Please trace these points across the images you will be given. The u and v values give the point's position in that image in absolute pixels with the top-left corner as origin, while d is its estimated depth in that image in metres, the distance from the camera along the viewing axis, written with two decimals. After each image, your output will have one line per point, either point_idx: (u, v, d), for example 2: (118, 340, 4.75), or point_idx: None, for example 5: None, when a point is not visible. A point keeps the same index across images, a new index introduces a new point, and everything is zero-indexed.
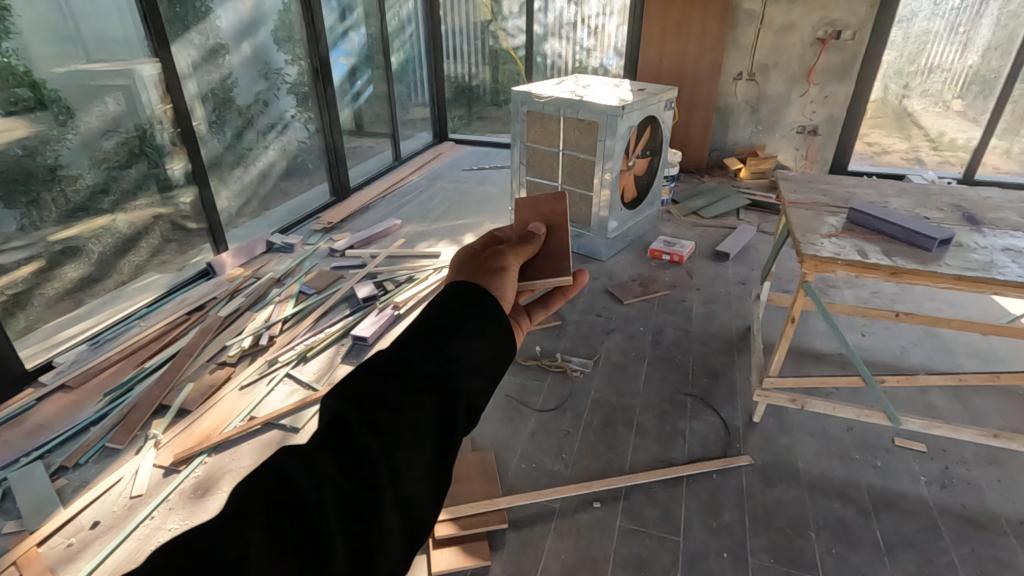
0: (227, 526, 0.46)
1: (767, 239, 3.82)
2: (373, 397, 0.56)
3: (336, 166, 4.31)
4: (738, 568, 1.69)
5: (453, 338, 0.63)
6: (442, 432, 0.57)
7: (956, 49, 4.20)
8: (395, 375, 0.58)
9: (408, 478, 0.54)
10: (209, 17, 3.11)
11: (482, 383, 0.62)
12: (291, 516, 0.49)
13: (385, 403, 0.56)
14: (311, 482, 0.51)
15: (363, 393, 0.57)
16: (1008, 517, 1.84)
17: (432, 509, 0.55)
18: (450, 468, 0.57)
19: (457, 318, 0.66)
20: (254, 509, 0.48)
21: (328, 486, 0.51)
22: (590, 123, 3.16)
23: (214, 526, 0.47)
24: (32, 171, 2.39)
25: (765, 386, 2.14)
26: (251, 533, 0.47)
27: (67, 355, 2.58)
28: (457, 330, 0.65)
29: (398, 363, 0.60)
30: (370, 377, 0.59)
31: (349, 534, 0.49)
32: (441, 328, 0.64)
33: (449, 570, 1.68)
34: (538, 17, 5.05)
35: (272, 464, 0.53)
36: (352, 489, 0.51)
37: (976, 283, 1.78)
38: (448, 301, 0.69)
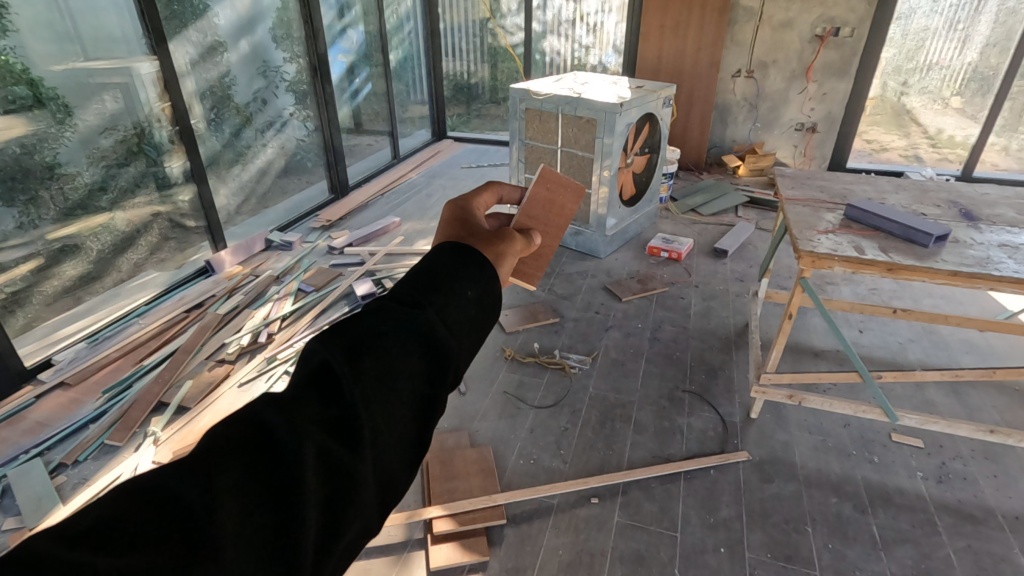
0: (201, 474, 0.44)
1: (765, 236, 3.83)
2: (362, 350, 0.54)
3: (335, 163, 4.31)
4: (736, 562, 1.70)
5: (449, 297, 0.61)
6: (427, 395, 0.56)
7: (954, 45, 4.20)
8: (386, 331, 0.56)
9: (387, 439, 0.53)
10: (207, 15, 3.10)
11: (470, 348, 0.61)
12: (268, 466, 0.46)
13: (373, 359, 0.54)
14: (291, 432, 0.48)
15: (351, 345, 0.54)
16: (1004, 512, 1.85)
17: (408, 471, 0.55)
18: (431, 431, 0.56)
19: (456, 277, 0.63)
20: (229, 456, 0.45)
21: (308, 439, 0.48)
22: (589, 120, 3.16)
23: (185, 472, 0.43)
24: (30, 168, 2.39)
25: (763, 382, 2.15)
26: (225, 483, 0.44)
27: (66, 354, 2.59)
28: (456, 291, 0.61)
29: (390, 316, 0.57)
30: (358, 328, 0.56)
31: (326, 489, 0.48)
32: (438, 286, 0.61)
33: (448, 566, 1.69)
34: (537, 15, 5.05)
35: (249, 408, 0.50)
36: (333, 446, 0.50)
37: (973, 279, 1.78)
38: (445, 260, 0.64)
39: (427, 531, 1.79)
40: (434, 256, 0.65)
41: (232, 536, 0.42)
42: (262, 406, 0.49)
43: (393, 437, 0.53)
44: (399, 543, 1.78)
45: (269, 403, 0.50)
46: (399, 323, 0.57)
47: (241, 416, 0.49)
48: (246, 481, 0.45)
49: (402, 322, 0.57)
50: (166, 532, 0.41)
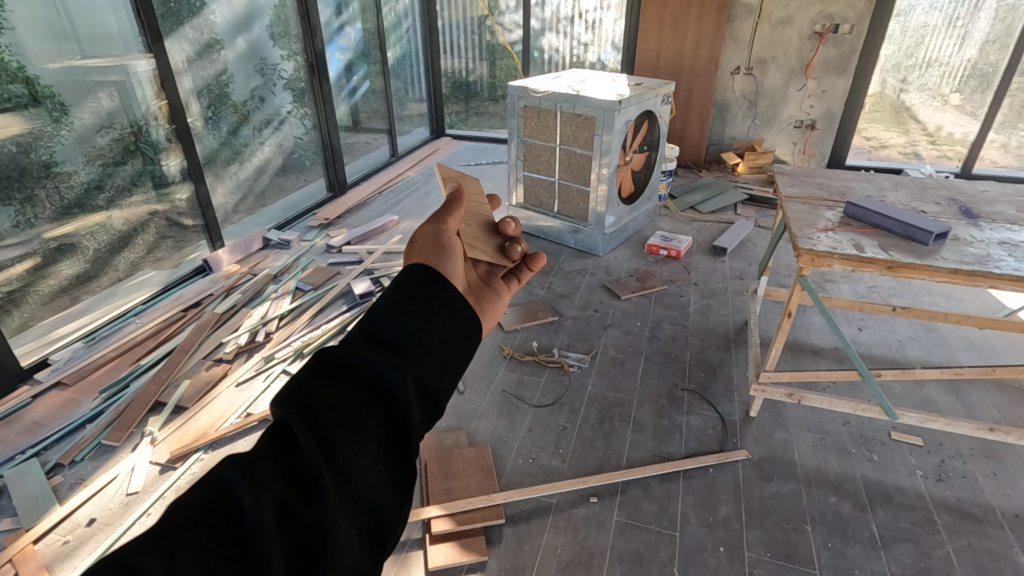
0: (159, 545, 0.42)
1: (764, 234, 3.82)
2: (317, 395, 0.54)
3: (333, 162, 4.29)
4: (735, 561, 1.70)
5: (405, 323, 0.61)
6: (397, 426, 0.56)
7: (954, 42, 4.18)
8: (339, 370, 0.56)
9: (360, 480, 0.52)
10: (204, 12, 3.08)
11: (436, 366, 0.61)
12: (226, 527, 0.45)
13: (328, 400, 0.54)
14: (250, 488, 0.47)
15: (305, 392, 0.54)
16: (1003, 510, 1.85)
17: (392, 504, 0.54)
18: (409, 460, 0.56)
19: (409, 301, 0.63)
20: (183, 522, 0.44)
21: (266, 491, 0.48)
22: (587, 117, 3.14)
23: (142, 544, 0.42)
24: (25, 167, 2.37)
25: (762, 380, 2.14)
26: (186, 548, 0.43)
27: (62, 353, 2.58)
28: (409, 317, 0.62)
29: (344, 353, 0.57)
30: (317, 377, 0.55)
31: (295, 540, 0.47)
32: (395, 320, 0.61)
33: (446, 566, 1.68)
34: (535, 12, 5.02)
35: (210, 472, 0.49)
36: (294, 496, 0.49)
37: (973, 276, 1.78)
38: (397, 286, 0.65)
39: (425, 531, 1.79)
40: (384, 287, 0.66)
41: None
42: (220, 467, 0.49)
43: (369, 476, 0.53)
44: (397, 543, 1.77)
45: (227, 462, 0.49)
46: (358, 362, 0.56)
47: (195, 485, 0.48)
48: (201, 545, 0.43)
49: (356, 357, 0.57)
50: None
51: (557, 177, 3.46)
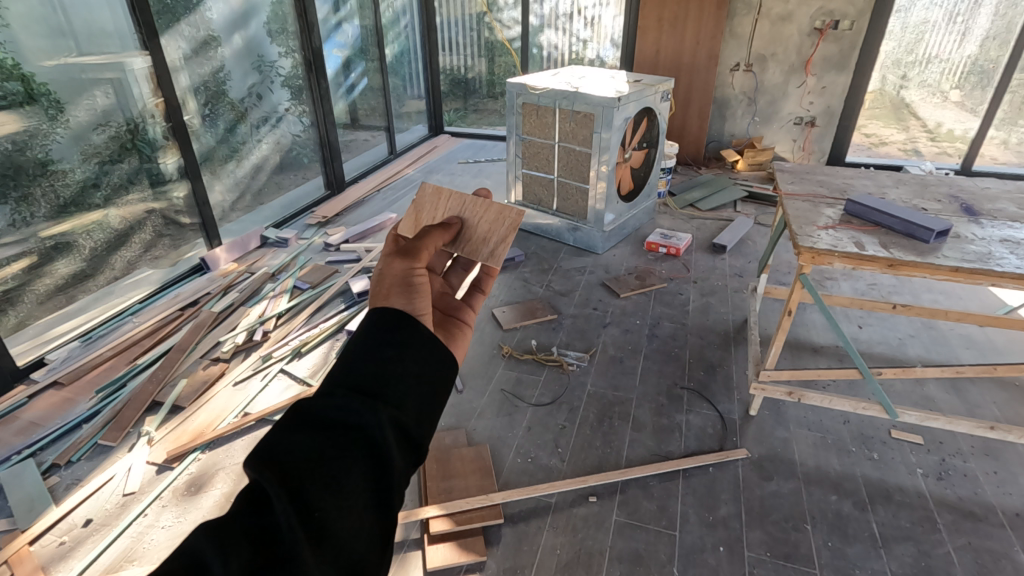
0: None
1: (764, 231, 3.81)
2: (290, 448, 0.52)
3: (331, 159, 4.27)
4: (735, 560, 1.69)
5: (382, 368, 0.60)
6: (379, 472, 0.55)
7: (954, 38, 4.16)
8: (314, 420, 0.55)
9: (337, 533, 0.51)
10: (200, 8, 3.05)
11: (418, 410, 0.60)
12: None
13: (302, 451, 0.52)
14: (218, 552, 0.46)
15: (274, 447, 0.53)
16: (1004, 509, 1.84)
17: (374, 554, 0.53)
18: (392, 505, 0.55)
19: (381, 342, 0.63)
20: None
21: (233, 557, 0.46)
22: (586, 115, 3.13)
23: None
24: (21, 164, 2.35)
25: (762, 379, 2.12)
26: None
27: (59, 352, 2.57)
28: (385, 362, 0.61)
29: (317, 405, 0.56)
30: (289, 433, 0.54)
31: None
32: (366, 364, 0.60)
33: (443, 567, 1.67)
34: (534, 8, 4.98)
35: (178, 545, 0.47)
36: (263, 562, 0.47)
37: (974, 274, 1.76)
38: (369, 329, 0.65)
39: (423, 531, 1.78)
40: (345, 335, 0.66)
41: None
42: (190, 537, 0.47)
43: (347, 528, 0.51)
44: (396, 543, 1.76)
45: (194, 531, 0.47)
46: (334, 412, 0.56)
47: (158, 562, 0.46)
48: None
49: (332, 406, 0.56)
50: None
51: (555, 175, 3.44)
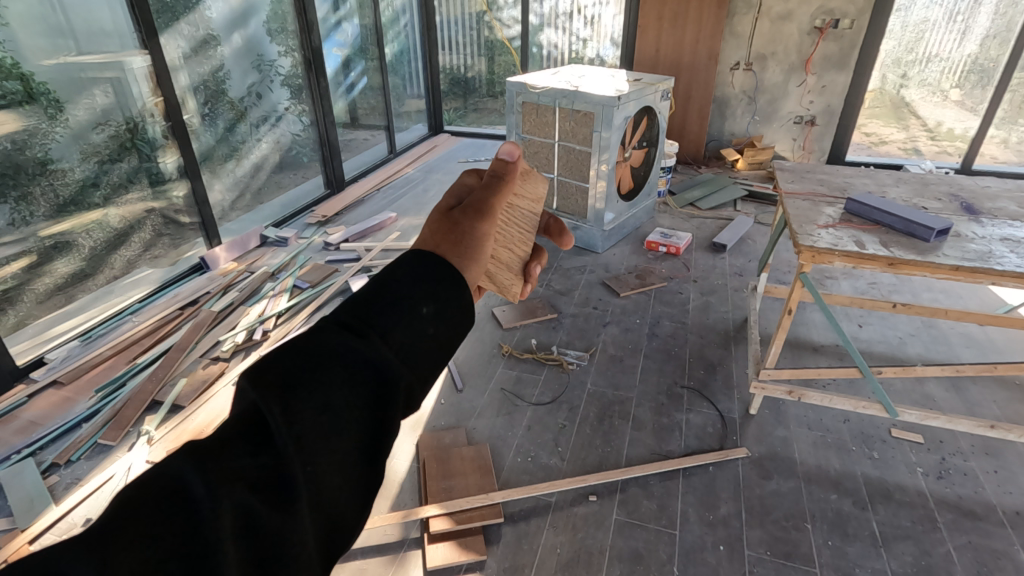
0: (96, 548, 0.38)
1: (764, 230, 3.81)
2: (298, 385, 0.49)
3: (331, 157, 4.26)
4: (735, 560, 1.69)
5: (409, 322, 0.55)
6: (378, 429, 0.52)
7: (954, 37, 4.15)
8: (328, 356, 0.51)
9: (326, 486, 0.48)
10: (199, 7, 3.04)
11: (427, 375, 0.57)
12: (177, 526, 0.41)
13: (310, 390, 0.49)
14: (206, 484, 0.43)
15: (286, 376, 0.50)
16: (1004, 508, 1.84)
17: (353, 512, 0.51)
18: (381, 463, 0.52)
19: (418, 294, 0.57)
20: (126, 522, 0.40)
21: (227, 498, 0.43)
22: (586, 114, 3.12)
23: (72, 550, 0.38)
24: (20, 164, 2.35)
25: (762, 377, 2.12)
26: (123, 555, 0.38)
27: (58, 351, 2.56)
28: (417, 318, 0.56)
29: (334, 340, 0.52)
30: (295, 361, 0.50)
31: (248, 549, 0.44)
32: (388, 308, 0.55)
33: (443, 566, 1.67)
34: (533, 7, 4.97)
35: (163, 461, 0.44)
36: (257, 503, 0.45)
37: (974, 273, 1.76)
38: (409, 276, 0.58)
39: (423, 531, 1.78)
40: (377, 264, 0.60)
41: None
42: (176, 459, 0.44)
43: (337, 482, 0.49)
44: (396, 543, 1.76)
45: (183, 455, 0.45)
46: (346, 354, 0.51)
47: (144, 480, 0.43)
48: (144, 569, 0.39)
49: (349, 346, 0.52)
50: None
51: (555, 174, 3.44)
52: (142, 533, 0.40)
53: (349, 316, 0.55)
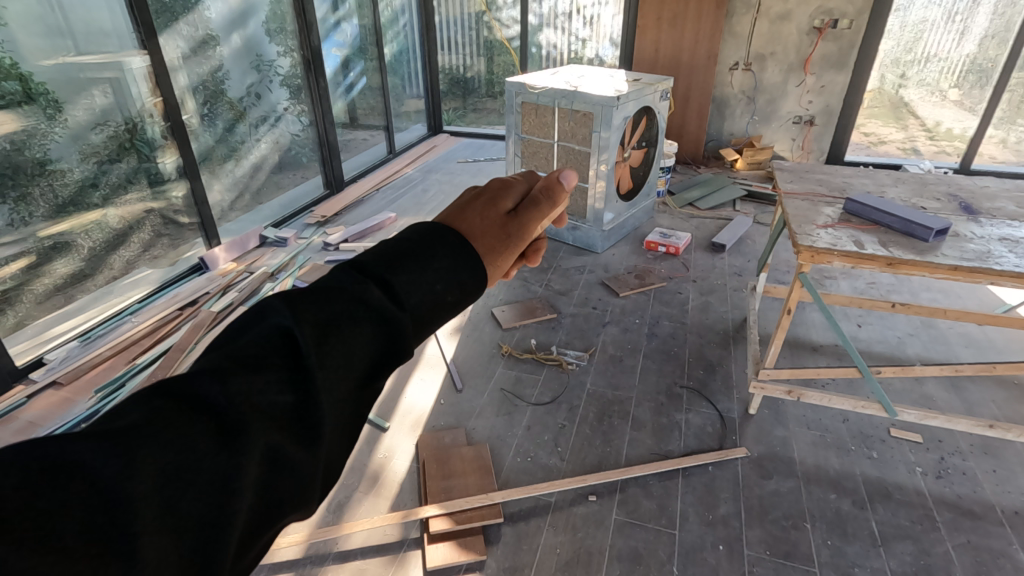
0: (126, 454, 0.42)
1: (763, 230, 3.81)
2: (328, 332, 0.52)
3: (330, 158, 4.27)
4: (734, 560, 1.69)
5: (433, 299, 0.58)
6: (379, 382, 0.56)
7: (953, 37, 4.16)
8: (360, 312, 0.53)
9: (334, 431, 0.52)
10: (198, 7, 3.04)
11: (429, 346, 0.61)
12: (204, 446, 0.45)
13: (338, 340, 0.52)
14: (236, 409, 0.47)
15: (323, 320, 0.52)
16: (1003, 507, 1.84)
17: (343, 454, 0.55)
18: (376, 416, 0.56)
19: (449, 276, 0.59)
20: (156, 434, 0.44)
21: (252, 429, 0.47)
22: (585, 114, 3.12)
23: (104, 449, 0.42)
24: (20, 164, 2.35)
25: (761, 377, 2.13)
26: (148, 464, 0.42)
27: (58, 352, 2.57)
28: (439, 299, 0.59)
29: (369, 297, 0.55)
30: (329, 308, 0.53)
31: (261, 477, 0.47)
32: (413, 274, 0.58)
33: (443, 566, 1.67)
34: (533, 7, 4.96)
35: (194, 377, 0.48)
36: (278, 437, 0.48)
37: (973, 273, 1.76)
38: (444, 258, 0.60)
39: (423, 531, 1.78)
40: (419, 234, 0.62)
41: (150, 527, 0.41)
42: (204, 378, 0.48)
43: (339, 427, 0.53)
44: (396, 543, 1.76)
45: (210, 375, 0.48)
46: (373, 313, 0.54)
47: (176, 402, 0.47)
48: (171, 489, 0.43)
49: (380, 307, 0.55)
50: (76, 505, 0.40)
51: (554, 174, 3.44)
52: (173, 456, 0.44)
53: (388, 278, 0.57)
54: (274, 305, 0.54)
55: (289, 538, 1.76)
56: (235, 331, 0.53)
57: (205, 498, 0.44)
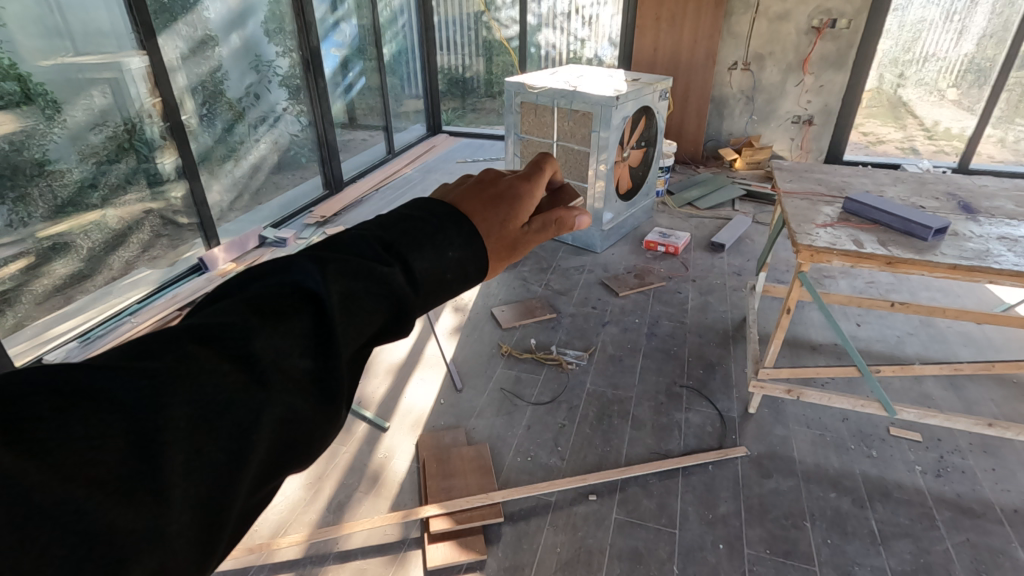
0: (158, 395, 0.47)
1: (762, 229, 3.82)
2: (346, 301, 0.57)
3: (329, 158, 4.27)
4: (734, 559, 1.69)
5: (438, 276, 0.65)
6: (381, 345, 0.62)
7: (951, 36, 4.16)
8: (376, 285, 0.59)
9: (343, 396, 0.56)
10: (198, 8, 3.04)
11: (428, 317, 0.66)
12: (231, 397, 0.49)
13: (354, 309, 0.57)
14: (259, 365, 0.51)
15: (346, 291, 0.57)
16: (1002, 505, 1.85)
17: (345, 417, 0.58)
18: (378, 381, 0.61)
19: (458, 268, 0.66)
20: (186, 382, 0.48)
21: (274, 388, 0.51)
22: (584, 114, 3.12)
23: (139, 389, 0.46)
24: (19, 165, 2.34)
25: (760, 377, 2.13)
26: (178, 409, 0.47)
27: (58, 352, 2.56)
28: (442, 277, 0.65)
29: (387, 274, 0.60)
30: (349, 279, 0.58)
31: (276, 433, 0.51)
32: (427, 253, 0.64)
33: (443, 565, 1.67)
34: (532, 7, 4.97)
35: (222, 330, 0.52)
36: (297, 401, 0.52)
37: (972, 272, 1.76)
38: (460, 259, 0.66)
39: (423, 530, 1.78)
40: (440, 223, 0.67)
41: (173, 465, 0.45)
42: (231, 330, 0.52)
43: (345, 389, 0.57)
44: (396, 543, 1.76)
45: (239, 330, 0.52)
46: (388, 287, 0.60)
47: (206, 349, 0.50)
48: (197, 434, 0.47)
49: (393, 282, 0.60)
50: (110, 435, 0.44)
51: None
52: (203, 404, 0.47)
53: (409, 260, 0.63)
54: (303, 266, 0.58)
55: (289, 537, 1.75)
56: (264, 285, 0.57)
57: (226, 445, 0.48)
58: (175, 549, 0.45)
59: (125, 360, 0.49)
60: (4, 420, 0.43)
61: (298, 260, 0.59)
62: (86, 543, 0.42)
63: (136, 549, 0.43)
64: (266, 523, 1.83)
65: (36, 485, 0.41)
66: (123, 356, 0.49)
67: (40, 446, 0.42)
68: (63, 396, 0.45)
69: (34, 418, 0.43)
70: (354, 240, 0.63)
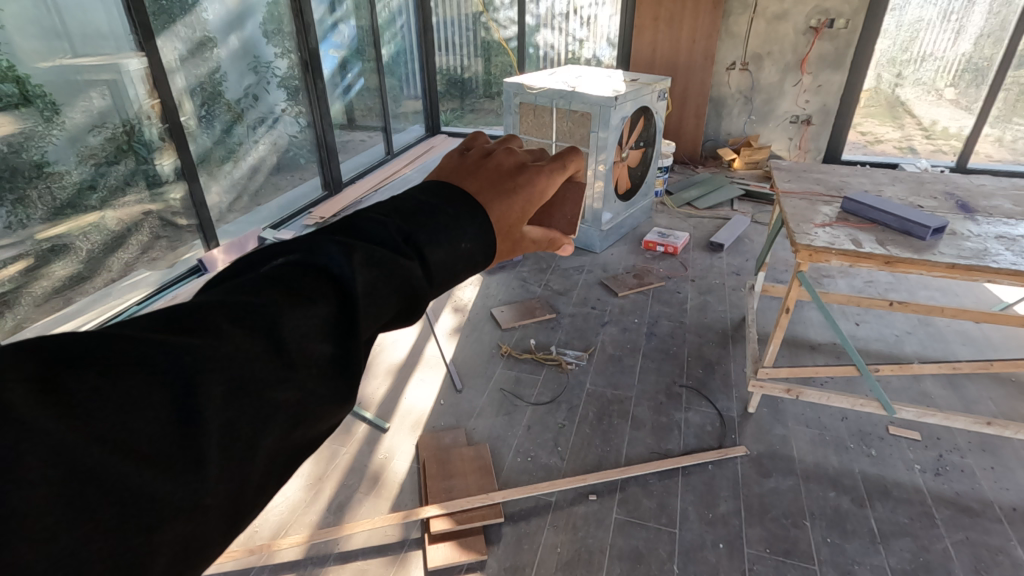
0: (192, 367, 0.46)
1: (761, 229, 3.82)
2: (367, 288, 0.58)
3: (328, 159, 4.28)
4: (734, 559, 1.69)
5: (449, 266, 0.66)
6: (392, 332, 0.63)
7: (949, 36, 4.17)
8: (397, 275, 0.60)
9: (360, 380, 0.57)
10: (196, 9, 3.04)
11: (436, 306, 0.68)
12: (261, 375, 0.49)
13: (373, 296, 0.58)
14: (286, 345, 0.51)
15: (371, 279, 0.58)
16: (1001, 503, 1.85)
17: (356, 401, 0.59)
18: None
19: (466, 258, 0.68)
20: (218, 357, 0.48)
21: (300, 369, 0.51)
22: (583, 114, 3.13)
23: (172, 360, 0.46)
24: (17, 167, 2.35)
25: (760, 376, 2.13)
26: (210, 384, 0.47)
27: None
28: (452, 266, 0.67)
29: (406, 264, 0.61)
30: (372, 266, 0.58)
31: (299, 413, 0.51)
32: (442, 244, 0.65)
33: (444, 566, 1.67)
34: (530, 8, 4.96)
35: (252, 307, 0.52)
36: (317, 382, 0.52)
37: (970, 271, 1.77)
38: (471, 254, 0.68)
39: (424, 531, 1.79)
40: (458, 214, 0.68)
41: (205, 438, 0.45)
42: (261, 309, 0.52)
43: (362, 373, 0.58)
44: (397, 543, 1.77)
45: (268, 309, 0.52)
46: (407, 277, 0.61)
47: (238, 326, 0.51)
48: (228, 410, 0.47)
49: (413, 273, 0.61)
50: (144, 404, 0.44)
51: None
52: (235, 382, 0.48)
53: (426, 253, 0.64)
54: (328, 250, 0.59)
55: (290, 538, 1.75)
56: (288, 266, 0.57)
57: (253, 423, 0.48)
58: (201, 522, 0.45)
59: (157, 333, 0.49)
60: (45, 385, 0.43)
61: (322, 244, 0.60)
62: (123, 508, 0.41)
63: (168, 519, 0.43)
64: (267, 523, 1.83)
65: (76, 448, 0.41)
66: (154, 329, 0.49)
67: (80, 408, 0.42)
68: (102, 360, 0.45)
69: (72, 382, 0.43)
70: (373, 227, 0.63)
